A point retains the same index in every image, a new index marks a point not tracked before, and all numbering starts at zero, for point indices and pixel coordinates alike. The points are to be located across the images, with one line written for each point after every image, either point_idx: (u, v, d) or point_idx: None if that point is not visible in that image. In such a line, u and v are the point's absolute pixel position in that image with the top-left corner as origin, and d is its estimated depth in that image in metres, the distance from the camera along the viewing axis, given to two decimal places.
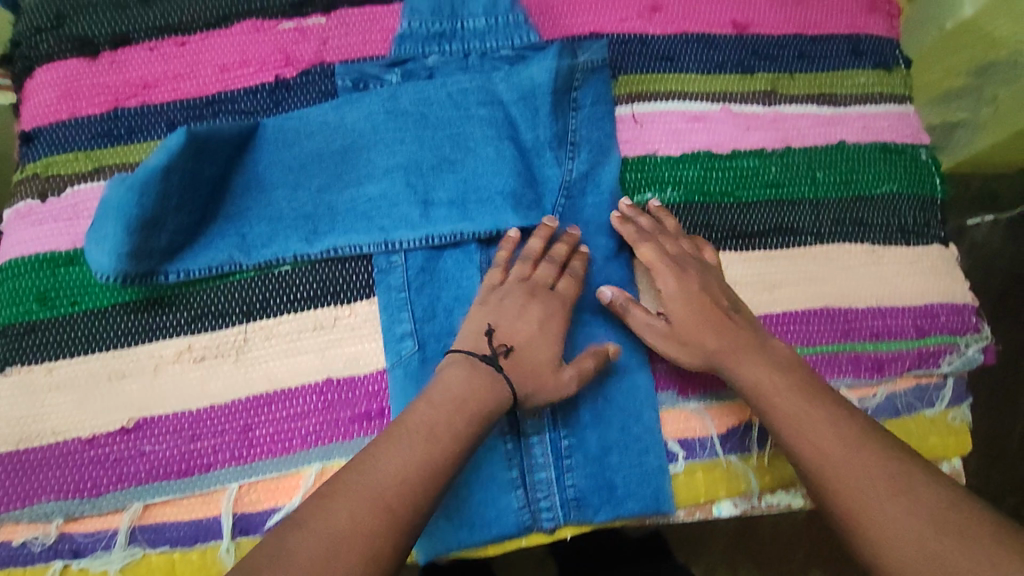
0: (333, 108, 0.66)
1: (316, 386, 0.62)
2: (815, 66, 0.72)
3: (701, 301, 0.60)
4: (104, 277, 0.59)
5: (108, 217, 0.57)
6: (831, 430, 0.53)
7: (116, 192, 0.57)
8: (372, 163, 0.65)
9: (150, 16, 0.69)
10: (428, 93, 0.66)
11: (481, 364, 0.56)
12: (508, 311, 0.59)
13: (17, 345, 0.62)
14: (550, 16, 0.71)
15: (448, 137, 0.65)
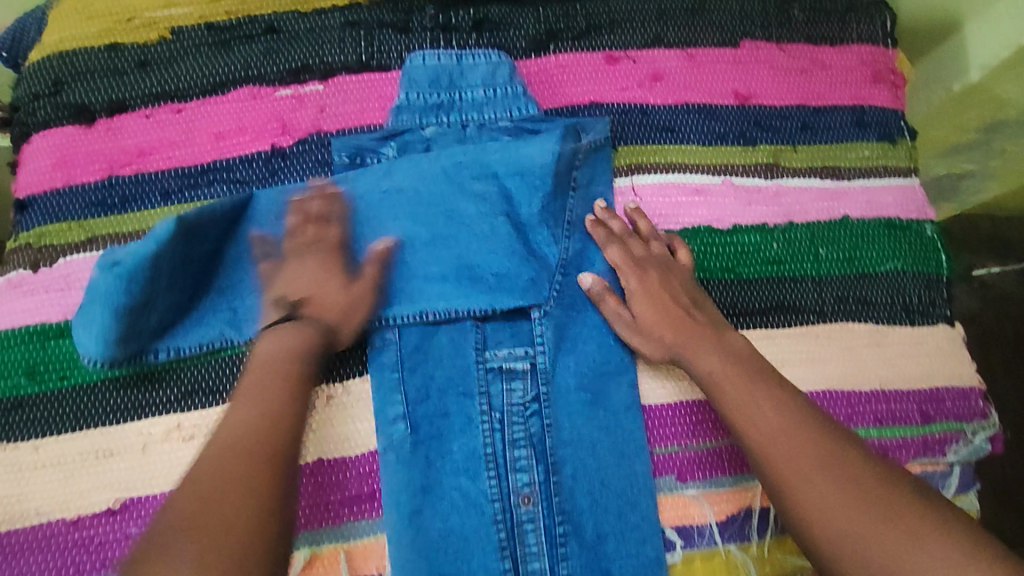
0: (325, 181, 0.65)
1: (306, 467, 0.61)
2: (818, 138, 0.71)
3: (663, 299, 0.62)
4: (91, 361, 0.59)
5: (94, 303, 0.57)
6: (816, 461, 0.51)
7: (105, 275, 0.56)
8: (364, 238, 0.64)
9: (147, 83, 0.68)
10: (422, 167, 0.65)
11: (284, 326, 0.57)
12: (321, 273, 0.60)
13: (5, 421, 0.61)
14: (549, 85, 0.71)
15: (441, 214, 0.64)
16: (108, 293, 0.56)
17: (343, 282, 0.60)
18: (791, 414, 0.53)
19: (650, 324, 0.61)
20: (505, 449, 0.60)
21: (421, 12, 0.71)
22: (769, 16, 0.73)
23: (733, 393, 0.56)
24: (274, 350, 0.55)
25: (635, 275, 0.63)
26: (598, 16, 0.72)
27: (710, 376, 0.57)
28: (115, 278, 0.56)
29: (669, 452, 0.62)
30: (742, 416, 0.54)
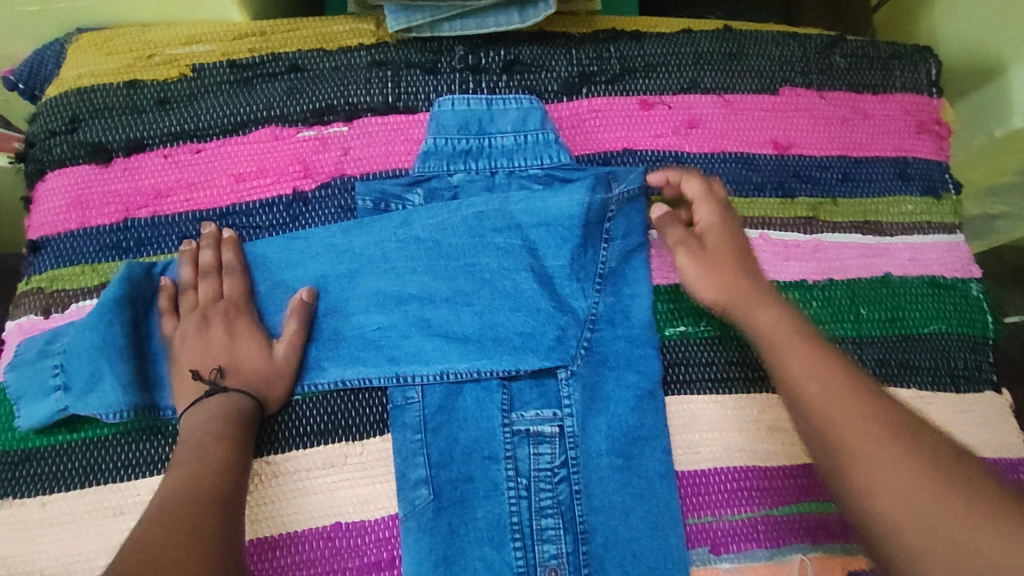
0: (341, 230, 0.63)
1: (324, 530, 0.58)
2: (859, 192, 0.68)
3: (736, 244, 0.61)
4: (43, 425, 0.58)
5: (58, 399, 0.57)
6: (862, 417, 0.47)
7: (39, 394, 0.58)
8: (381, 292, 0.62)
9: (166, 122, 0.66)
10: (442, 219, 0.63)
11: (210, 399, 0.56)
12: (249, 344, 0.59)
13: (12, 475, 0.58)
14: (580, 130, 0.68)
15: (463, 268, 0.62)
16: (62, 381, 0.57)
17: (265, 343, 0.59)
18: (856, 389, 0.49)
19: (714, 258, 0.60)
20: (531, 518, 0.57)
21: (450, 52, 0.69)
22: (809, 63, 0.71)
23: (794, 353, 0.53)
24: (199, 419, 0.55)
25: (715, 210, 0.62)
26: (632, 59, 0.70)
27: (774, 324, 0.55)
28: (51, 364, 0.58)
29: (706, 521, 0.60)
30: (805, 376, 0.51)
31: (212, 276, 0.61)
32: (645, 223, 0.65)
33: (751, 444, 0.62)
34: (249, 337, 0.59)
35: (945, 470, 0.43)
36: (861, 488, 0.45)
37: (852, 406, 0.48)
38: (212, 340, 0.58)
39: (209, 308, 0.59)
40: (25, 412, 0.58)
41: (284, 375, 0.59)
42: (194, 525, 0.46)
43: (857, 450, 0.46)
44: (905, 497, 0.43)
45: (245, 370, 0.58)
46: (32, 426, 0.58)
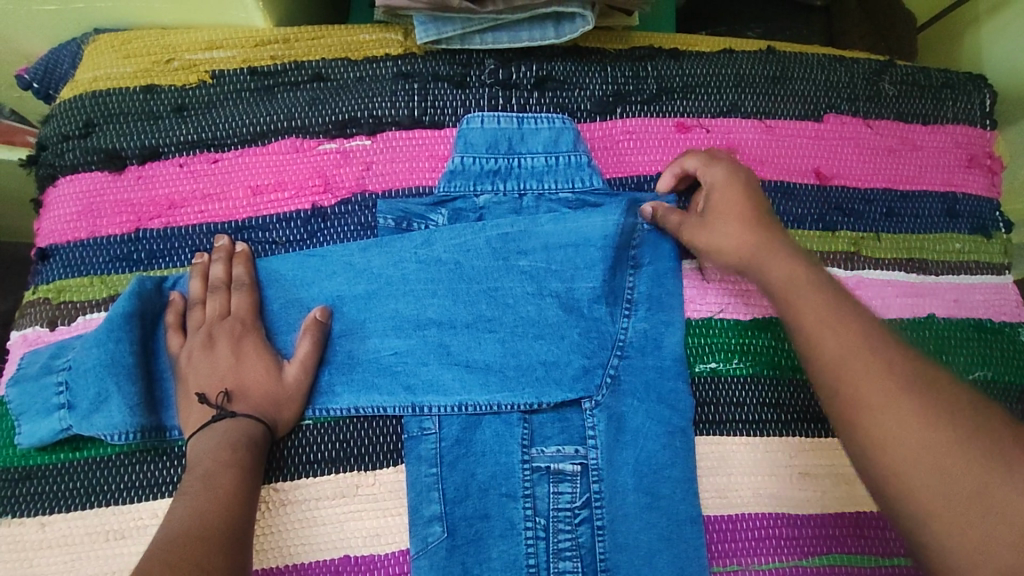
0: (360, 248, 0.60)
1: (332, 563, 0.54)
2: (904, 227, 0.65)
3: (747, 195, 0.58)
4: (41, 443, 0.56)
5: (61, 419, 0.55)
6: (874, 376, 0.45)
7: (41, 411, 0.55)
8: (399, 314, 0.59)
9: (183, 129, 0.63)
10: (466, 239, 0.60)
11: (219, 425, 0.53)
12: (259, 366, 0.56)
13: (9, 494, 0.55)
14: (613, 151, 0.65)
15: (485, 292, 0.59)
16: (66, 400, 0.55)
17: (274, 366, 0.56)
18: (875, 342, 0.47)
19: (722, 210, 0.58)
20: (549, 560, 0.54)
21: (480, 66, 0.66)
22: (856, 89, 0.68)
23: (810, 306, 0.50)
24: (205, 447, 0.52)
25: (726, 169, 0.59)
26: (669, 79, 0.68)
27: (786, 278, 0.53)
28: (55, 381, 0.56)
29: (733, 570, 0.56)
30: (819, 332, 0.48)
31: (219, 291, 0.58)
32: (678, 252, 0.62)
33: (783, 490, 0.58)
34: (258, 360, 0.56)
35: (951, 421, 0.42)
36: (864, 437, 0.44)
37: (860, 359, 0.46)
38: (219, 361, 0.55)
39: (215, 327, 0.56)
40: (26, 430, 0.56)
41: (297, 400, 0.56)
42: (196, 564, 0.43)
43: (863, 402, 0.45)
44: (923, 450, 0.41)
45: (255, 395, 0.55)
46: (33, 444, 0.55)
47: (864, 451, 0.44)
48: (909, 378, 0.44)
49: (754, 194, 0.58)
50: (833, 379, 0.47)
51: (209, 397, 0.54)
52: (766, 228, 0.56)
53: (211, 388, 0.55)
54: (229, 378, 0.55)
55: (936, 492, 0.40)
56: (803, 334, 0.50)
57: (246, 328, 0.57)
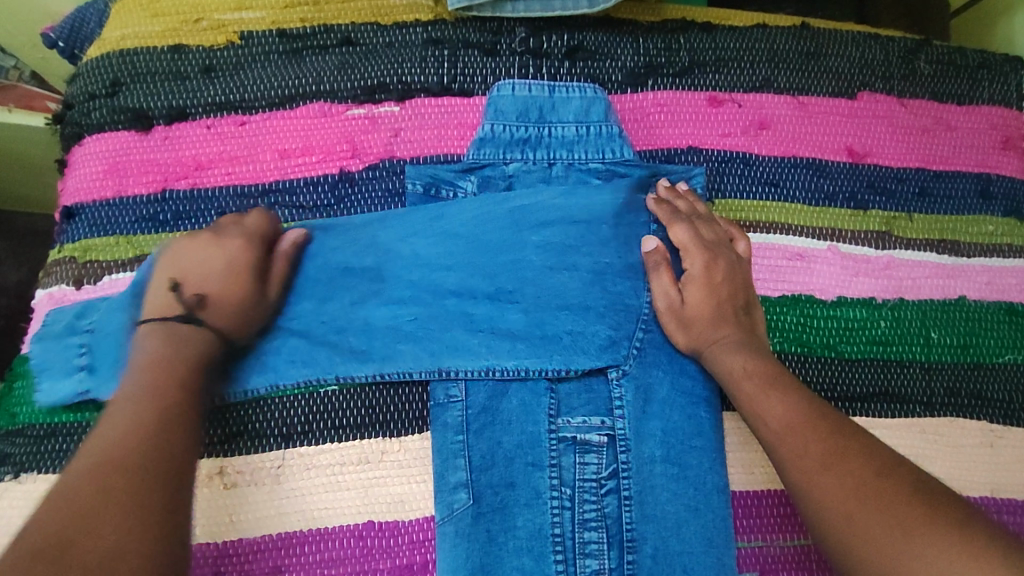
0: (388, 217, 0.60)
1: (355, 528, 0.54)
2: (936, 208, 0.65)
3: (720, 296, 0.58)
4: (55, 403, 0.56)
5: (81, 381, 0.55)
6: (817, 442, 0.48)
7: (63, 370, 0.56)
8: (424, 282, 0.58)
9: (210, 90, 0.63)
10: (493, 207, 0.59)
11: (181, 332, 0.52)
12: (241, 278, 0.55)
13: (35, 450, 0.55)
14: (644, 124, 0.65)
15: (514, 260, 0.58)
16: (86, 362, 0.55)
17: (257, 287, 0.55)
18: (818, 423, 0.50)
19: (699, 313, 0.57)
20: (574, 530, 0.53)
21: (511, 34, 0.65)
22: (891, 67, 0.68)
23: (760, 397, 0.52)
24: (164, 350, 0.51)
25: (702, 258, 0.58)
26: (702, 52, 0.67)
27: (746, 368, 0.54)
28: (78, 343, 0.56)
29: (758, 546, 0.56)
30: (759, 418, 0.52)
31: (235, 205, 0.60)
32: (728, 232, 0.61)
33: None
34: (239, 267, 0.55)
35: (876, 468, 0.46)
36: (814, 500, 0.46)
37: (804, 431, 0.49)
38: (211, 258, 0.55)
39: (221, 228, 0.57)
40: (42, 388, 0.56)
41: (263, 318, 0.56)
42: (135, 498, 0.41)
43: (806, 467, 0.48)
44: (868, 507, 0.44)
45: (226, 305, 0.54)
46: (49, 403, 0.56)
47: (814, 512, 0.46)
48: (839, 438, 0.48)
49: (731, 283, 0.58)
50: (778, 446, 0.50)
51: (184, 289, 0.54)
52: (729, 322, 0.57)
53: (186, 283, 0.54)
54: (210, 277, 0.54)
55: (876, 525, 0.43)
56: (754, 417, 0.53)
57: (249, 236, 0.56)
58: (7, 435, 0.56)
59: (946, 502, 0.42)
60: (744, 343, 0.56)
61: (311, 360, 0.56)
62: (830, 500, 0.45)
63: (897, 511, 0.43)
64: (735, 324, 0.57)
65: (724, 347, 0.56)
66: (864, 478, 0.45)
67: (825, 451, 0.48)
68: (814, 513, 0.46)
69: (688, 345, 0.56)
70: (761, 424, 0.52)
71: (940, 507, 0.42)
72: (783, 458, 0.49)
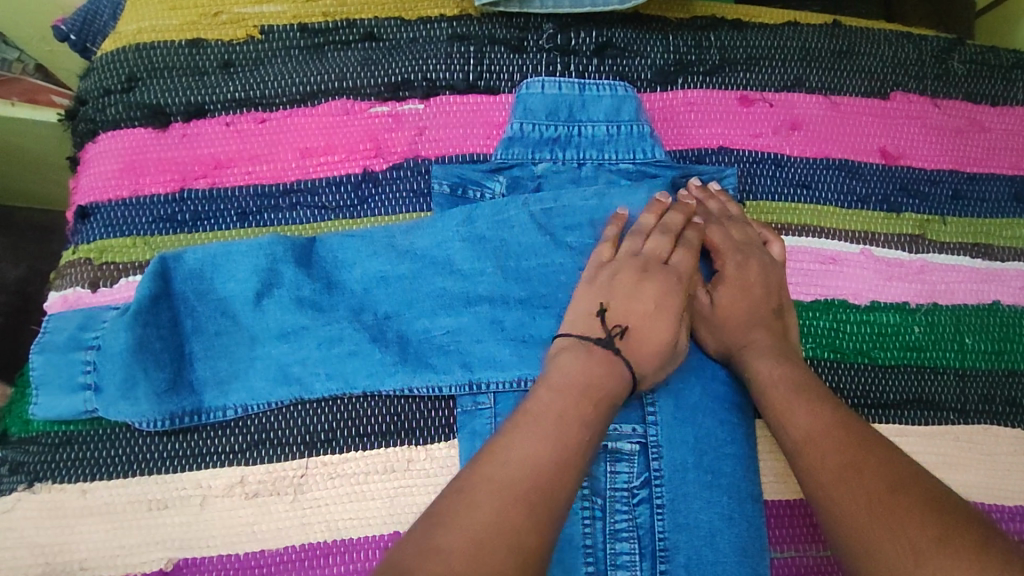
0: (400, 230, 0.57)
1: (381, 539, 0.53)
2: (970, 211, 0.64)
3: (753, 299, 0.56)
4: (62, 419, 0.54)
5: (85, 400, 0.53)
6: (837, 454, 0.47)
7: (65, 387, 0.53)
8: (448, 293, 0.56)
9: (229, 86, 0.61)
10: (513, 212, 0.57)
11: (592, 356, 0.49)
12: (618, 292, 0.52)
13: (49, 459, 0.54)
14: (675, 123, 0.63)
15: (536, 267, 0.57)
16: (92, 381, 0.53)
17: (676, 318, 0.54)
18: (846, 432, 0.48)
19: (731, 317, 0.56)
20: (605, 541, 0.52)
21: (539, 30, 0.64)
22: (924, 67, 0.66)
23: (786, 405, 0.51)
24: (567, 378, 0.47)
25: (735, 258, 0.57)
26: (733, 50, 0.65)
27: (774, 376, 0.53)
28: (83, 359, 0.54)
29: (791, 556, 0.56)
30: (783, 423, 0.51)
31: (656, 228, 0.56)
32: (761, 234, 0.59)
33: None
34: (672, 307, 0.53)
35: (893, 484, 0.43)
36: (826, 513, 0.45)
37: (827, 441, 0.48)
38: (641, 293, 0.53)
39: (652, 265, 0.54)
40: (43, 405, 0.53)
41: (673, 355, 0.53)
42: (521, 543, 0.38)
43: (822, 478, 0.47)
44: (877, 524, 0.42)
45: (651, 343, 0.51)
46: (48, 417, 0.53)
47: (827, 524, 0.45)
48: (860, 451, 0.46)
49: (765, 284, 0.57)
50: (799, 455, 0.49)
51: (609, 316, 0.51)
52: (762, 326, 0.56)
53: (611, 311, 0.52)
54: (634, 310, 0.52)
55: (884, 543, 0.41)
56: (778, 425, 0.52)
57: (675, 279, 0.54)
58: (20, 442, 0.55)
59: (971, 528, 0.40)
60: (774, 348, 0.55)
61: (337, 373, 0.54)
62: (841, 514, 0.44)
63: (907, 531, 0.40)
64: (769, 327, 0.56)
65: (754, 353, 0.55)
66: (878, 492, 0.43)
67: (842, 463, 0.46)
68: (827, 525, 0.45)
69: (719, 352, 0.56)
70: (788, 432, 0.51)
71: (959, 531, 0.39)
72: (803, 467, 0.48)
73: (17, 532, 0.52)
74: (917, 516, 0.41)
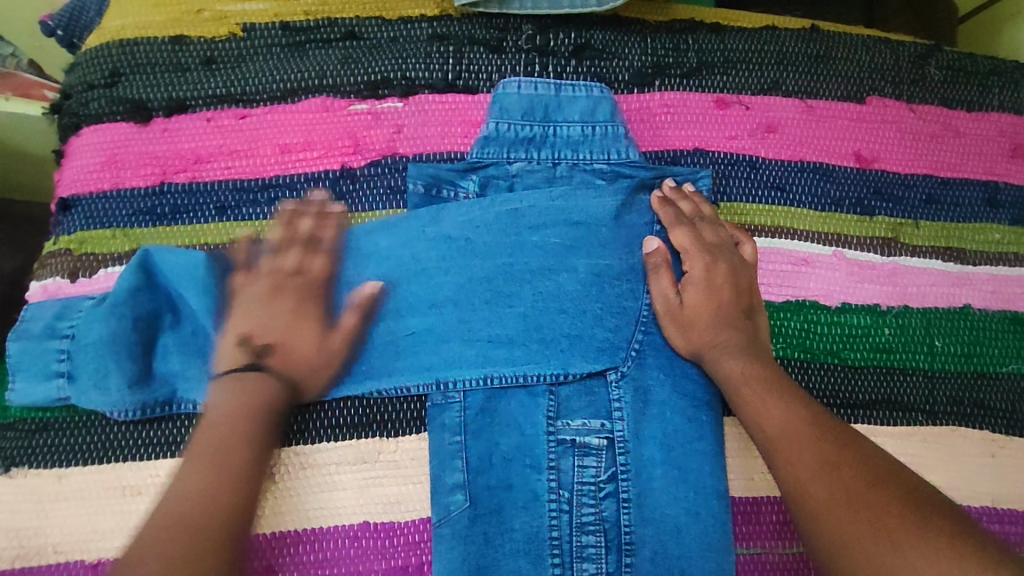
0: (367, 231, 0.58)
1: (351, 528, 0.54)
2: (943, 215, 0.64)
3: (721, 300, 0.57)
4: (37, 406, 0.55)
5: (60, 387, 0.54)
6: (814, 451, 0.48)
7: (41, 374, 0.54)
8: (413, 295, 0.57)
9: (212, 82, 0.62)
10: (482, 214, 0.58)
11: (251, 378, 0.52)
12: (250, 313, 0.54)
13: (26, 445, 0.54)
14: (651, 124, 0.64)
15: (503, 268, 0.57)
16: (67, 369, 0.54)
17: (323, 331, 0.55)
18: (820, 431, 0.49)
19: (699, 317, 0.56)
20: (571, 534, 0.53)
21: (517, 31, 0.65)
22: (901, 72, 0.67)
23: (758, 406, 0.52)
24: (227, 405, 0.51)
25: (704, 260, 0.58)
26: (711, 54, 0.66)
27: (741, 375, 0.53)
28: (58, 347, 0.55)
29: (757, 552, 0.56)
30: (756, 424, 0.51)
31: (295, 244, 0.57)
32: (732, 237, 0.60)
33: None
34: (310, 318, 0.55)
35: (874, 480, 0.45)
36: (808, 513, 0.46)
37: (803, 439, 0.49)
38: (276, 312, 0.54)
39: (288, 281, 0.55)
40: (21, 392, 0.55)
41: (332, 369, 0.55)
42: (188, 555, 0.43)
43: (803, 476, 0.47)
44: (861, 521, 0.43)
45: (298, 358, 0.54)
46: (25, 403, 0.55)
47: (809, 525, 0.45)
48: (836, 447, 0.48)
49: (733, 286, 0.57)
50: (775, 454, 0.49)
51: (254, 340, 0.53)
52: (731, 326, 0.56)
53: (258, 335, 0.54)
54: (274, 331, 0.54)
55: (870, 539, 0.42)
56: (752, 426, 0.52)
57: (314, 294, 0.56)
58: None
59: (944, 516, 0.42)
60: (743, 349, 0.55)
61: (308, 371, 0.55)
62: (826, 514, 0.45)
63: (889, 525, 0.42)
64: (740, 331, 0.56)
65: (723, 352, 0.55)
66: (860, 489, 0.45)
67: (820, 460, 0.47)
68: (809, 526, 0.45)
69: (688, 351, 0.56)
70: (759, 432, 0.51)
71: (936, 522, 0.42)
72: (782, 466, 0.49)
73: None
74: (897, 509, 0.43)
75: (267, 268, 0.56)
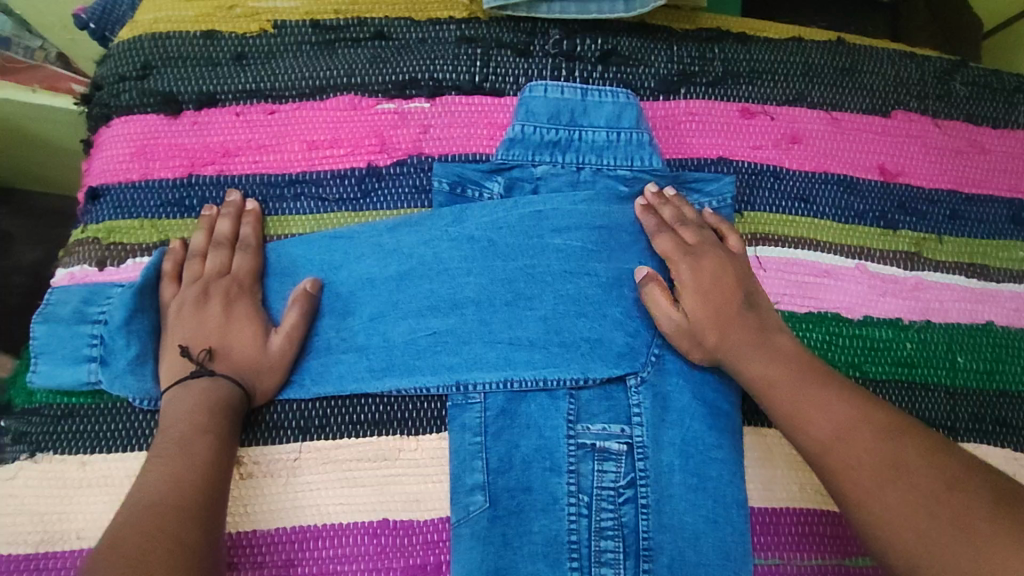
0: (389, 229, 0.59)
1: (369, 525, 0.54)
2: (967, 231, 0.64)
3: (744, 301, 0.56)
4: (61, 390, 0.55)
5: (89, 372, 0.55)
6: (865, 453, 0.46)
7: (69, 358, 0.55)
8: (435, 294, 0.57)
9: (241, 77, 0.63)
10: (505, 216, 0.59)
11: (194, 383, 0.52)
12: (186, 321, 0.54)
13: (49, 430, 0.55)
14: (675, 132, 0.64)
15: (523, 270, 0.57)
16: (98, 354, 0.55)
17: (262, 329, 0.55)
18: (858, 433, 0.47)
19: None
20: (591, 538, 0.53)
21: (545, 36, 0.65)
22: (926, 87, 0.67)
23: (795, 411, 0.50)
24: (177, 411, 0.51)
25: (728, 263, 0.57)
26: (737, 63, 0.66)
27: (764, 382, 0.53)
28: (89, 333, 0.55)
29: (775, 563, 0.55)
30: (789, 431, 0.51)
31: (220, 245, 0.57)
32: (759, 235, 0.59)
33: None
34: (247, 317, 0.55)
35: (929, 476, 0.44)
36: (859, 512, 0.45)
37: (853, 438, 0.47)
38: (206, 316, 0.54)
39: (211, 283, 0.56)
40: (48, 376, 0.55)
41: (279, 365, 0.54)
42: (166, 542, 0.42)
43: (854, 479, 0.46)
44: (918, 519, 0.42)
45: (240, 357, 0.53)
46: (48, 386, 0.55)
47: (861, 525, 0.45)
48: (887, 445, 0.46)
49: (756, 291, 0.57)
50: (823, 455, 0.48)
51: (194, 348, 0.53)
52: None
53: (196, 341, 0.54)
54: (207, 334, 0.54)
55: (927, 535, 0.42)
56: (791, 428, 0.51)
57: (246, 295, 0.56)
58: (24, 413, 0.56)
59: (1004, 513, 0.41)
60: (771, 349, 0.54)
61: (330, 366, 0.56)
62: (880, 513, 0.44)
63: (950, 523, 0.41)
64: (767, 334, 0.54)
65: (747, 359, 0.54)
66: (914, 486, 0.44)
67: (872, 462, 0.46)
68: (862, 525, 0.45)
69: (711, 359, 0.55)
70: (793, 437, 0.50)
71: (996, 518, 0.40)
72: (828, 469, 0.48)
73: (18, 499, 0.53)
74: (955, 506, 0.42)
75: (187, 278, 0.56)
